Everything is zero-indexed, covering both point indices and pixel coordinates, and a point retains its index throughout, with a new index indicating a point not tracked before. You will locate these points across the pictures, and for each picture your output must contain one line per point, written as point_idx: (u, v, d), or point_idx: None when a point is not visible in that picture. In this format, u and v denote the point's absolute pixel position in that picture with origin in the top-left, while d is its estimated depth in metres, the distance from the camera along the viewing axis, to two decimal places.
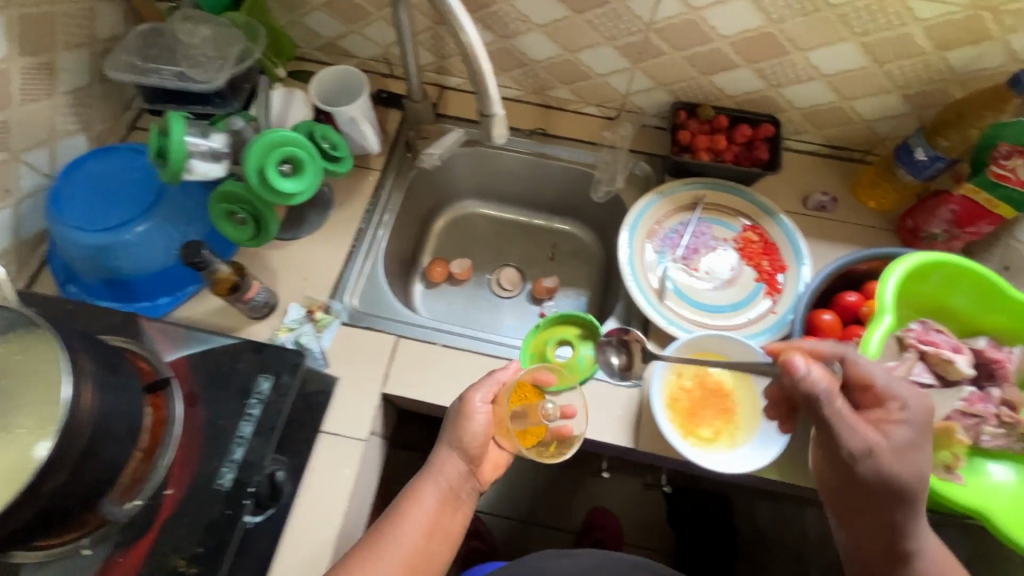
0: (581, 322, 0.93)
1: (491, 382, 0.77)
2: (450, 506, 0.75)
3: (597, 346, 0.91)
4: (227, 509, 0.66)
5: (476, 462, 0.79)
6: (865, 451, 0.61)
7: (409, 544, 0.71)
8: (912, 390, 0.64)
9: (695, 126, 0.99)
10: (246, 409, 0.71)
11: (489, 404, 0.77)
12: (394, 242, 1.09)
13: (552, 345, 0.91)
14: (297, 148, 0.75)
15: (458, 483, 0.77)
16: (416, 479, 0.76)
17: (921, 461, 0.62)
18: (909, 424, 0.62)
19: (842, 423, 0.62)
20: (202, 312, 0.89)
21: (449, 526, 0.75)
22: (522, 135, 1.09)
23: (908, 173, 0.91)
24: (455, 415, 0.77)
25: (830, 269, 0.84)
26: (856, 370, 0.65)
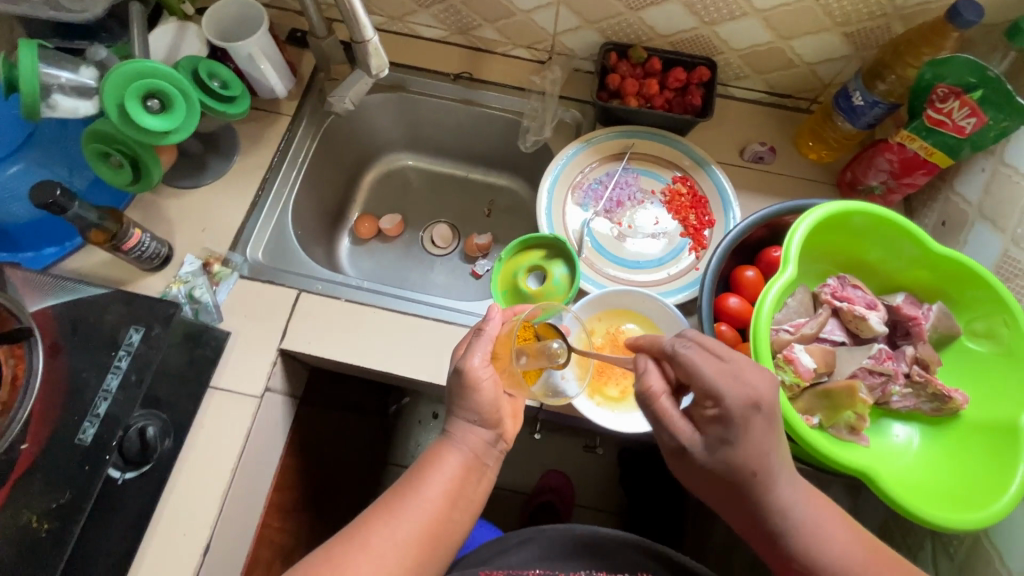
0: (545, 246, 0.87)
1: (483, 342, 0.69)
2: (474, 473, 0.68)
3: (569, 263, 0.85)
4: (86, 464, 0.63)
5: (499, 427, 0.71)
6: (685, 446, 0.57)
7: (427, 513, 0.62)
8: (734, 384, 0.54)
9: (626, 69, 0.91)
10: (113, 362, 0.67)
11: (489, 363, 0.69)
12: (311, 194, 1.03)
13: (523, 274, 0.86)
14: (164, 82, 0.69)
15: (483, 450, 0.69)
16: (437, 444, 0.69)
17: (741, 454, 0.55)
18: (725, 423, 0.54)
19: (662, 422, 0.58)
20: (90, 265, 0.83)
21: (472, 494, 0.67)
22: (447, 80, 1.02)
23: (847, 120, 0.85)
24: (460, 381, 0.68)
25: (762, 216, 0.75)
26: (682, 369, 0.56)
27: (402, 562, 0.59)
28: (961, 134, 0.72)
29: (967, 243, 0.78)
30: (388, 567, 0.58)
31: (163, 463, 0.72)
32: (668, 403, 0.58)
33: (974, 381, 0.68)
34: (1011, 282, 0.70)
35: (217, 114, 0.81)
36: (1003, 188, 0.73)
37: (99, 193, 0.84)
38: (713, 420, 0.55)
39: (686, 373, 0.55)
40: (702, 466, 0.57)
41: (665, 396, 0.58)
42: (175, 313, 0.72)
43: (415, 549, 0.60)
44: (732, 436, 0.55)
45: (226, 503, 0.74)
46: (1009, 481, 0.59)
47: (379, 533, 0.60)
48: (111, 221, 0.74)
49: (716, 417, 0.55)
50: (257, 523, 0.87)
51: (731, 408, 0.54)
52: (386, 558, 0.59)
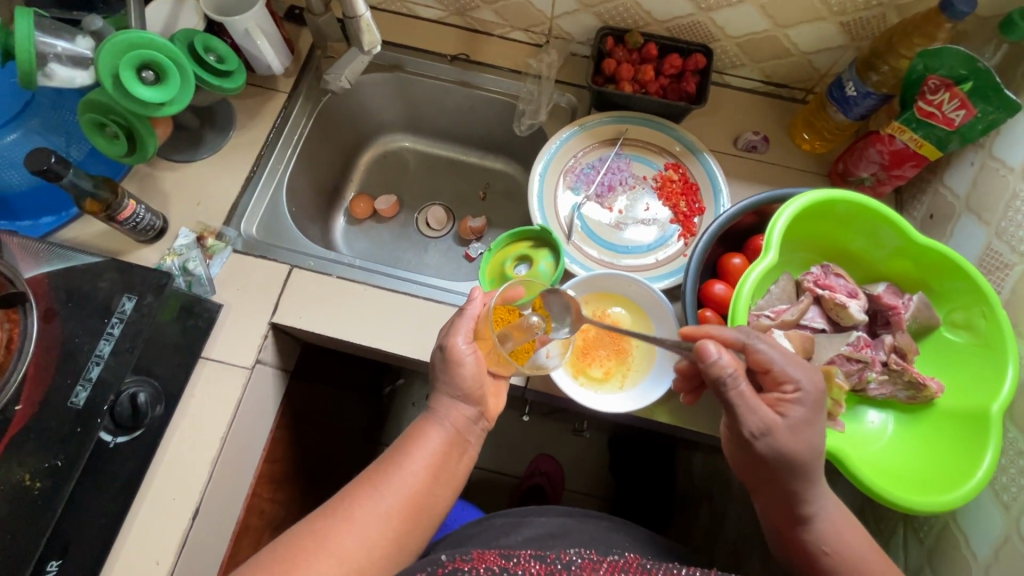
0: (531, 236, 0.89)
1: (465, 321, 0.70)
2: (457, 449, 0.68)
3: (555, 251, 0.86)
4: (78, 427, 0.64)
5: (481, 404, 0.71)
6: (765, 429, 0.56)
7: (410, 486, 0.63)
8: (809, 369, 0.58)
9: (622, 54, 0.91)
10: (105, 328, 0.69)
11: (472, 341, 0.69)
12: (307, 172, 1.04)
13: (510, 264, 0.87)
14: (158, 52, 0.70)
15: (465, 426, 0.69)
16: (419, 422, 0.69)
17: (815, 435, 0.57)
18: (804, 403, 0.57)
19: (742, 406, 0.56)
20: (88, 235, 0.84)
21: (455, 470, 0.67)
22: (444, 61, 1.02)
23: (840, 111, 0.86)
24: (443, 358, 0.69)
25: (751, 204, 0.76)
26: (759, 357, 0.59)
27: (385, 534, 0.59)
28: (949, 126, 0.72)
29: (953, 236, 0.79)
30: (370, 538, 0.58)
31: (153, 431, 0.74)
32: (747, 387, 0.57)
33: (948, 370, 0.69)
34: (992, 275, 0.71)
35: (213, 88, 0.82)
36: (990, 182, 0.73)
37: (97, 164, 0.85)
38: (794, 402, 0.57)
39: (766, 361, 0.58)
40: (782, 451, 0.56)
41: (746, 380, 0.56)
42: (167, 284, 0.73)
43: (397, 521, 0.60)
44: (809, 416, 0.57)
45: (215, 470, 0.76)
46: (974, 465, 0.60)
47: (362, 504, 0.60)
48: (105, 190, 0.75)
49: (800, 400, 0.57)
50: (248, 492, 0.89)
51: (808, 389, 0.57)
52: (369, 529, 0.59)
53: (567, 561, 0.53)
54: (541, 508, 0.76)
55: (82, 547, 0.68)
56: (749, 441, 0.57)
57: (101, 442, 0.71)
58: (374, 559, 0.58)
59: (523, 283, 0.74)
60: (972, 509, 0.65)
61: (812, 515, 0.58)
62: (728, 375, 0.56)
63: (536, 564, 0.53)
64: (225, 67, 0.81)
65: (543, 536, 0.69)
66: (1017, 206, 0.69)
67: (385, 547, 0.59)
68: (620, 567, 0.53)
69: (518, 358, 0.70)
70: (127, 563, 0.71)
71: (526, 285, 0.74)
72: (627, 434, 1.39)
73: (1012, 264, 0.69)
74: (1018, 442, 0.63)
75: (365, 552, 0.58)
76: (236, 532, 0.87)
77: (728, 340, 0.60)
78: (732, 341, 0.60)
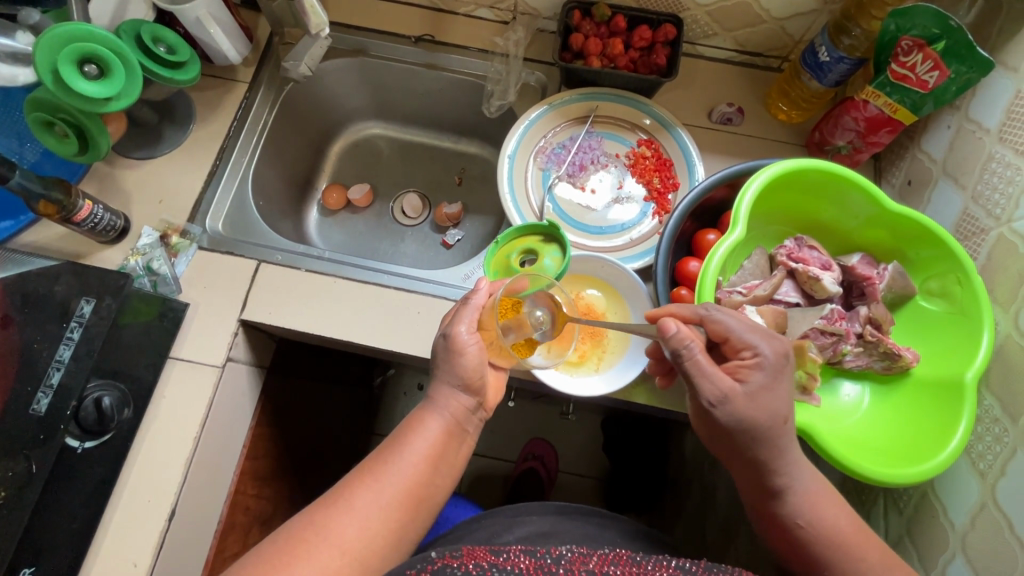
0: (541, 231, 0.81)
1: (469, 311, 0.66)
2: (455, 439, 0.65)
3: (562, 247, 0.79)
4: (40, 433, 0.64)
5: (480, 394, 0.68)
6: (722, 397, 0.54)
7: (408, 476, 0.60)
8: (769, 336, 0.56)
9: (589, 28, 0.88)
10: (65, 333, 0.67)
11: (475, 331, 0.66)
12: (274, 165, 1.01)
13: (516, 258, 0.80)
14: (99, 45, 0.67)
15: (464, 416, 0.66)
16: (416, 412, 0.66)
17: (776, 401, 0.55)
18: (763, 368, 0.55)
19: (695, 374, 0.54)
20: (48, 238, 0.82)
21: (454, 459, 0.65)
22: (408, 43, 0.99)
23: (814, 77, 0.83)
24: (446, 346, 0.66)
25: (722, 177, 0.74)
26: (718, 327, 0.57)
27: (386, 525, 0.57)
28: (923, 89, 0.70)
29: (930, 203, 0.77)
30: (371, 529, 0.56)
31: (121, 437, 0.72)
32: (703, 354, 0.54)
33: (924, 340, 0.69)
34: (969, 241, 0.69)
35: (166, 81, 0.79)
36: (965, 145, 0.71)
37: (51, 164, 0.84)
38: (753, 369, 0.55)
39: (724, 331, 0.57)
40: (740, 416, 0.54)
41: (701, 347, 0.54)
42: (126, 284, 0.72)
43: (398, 511, 0.58)
44: (770, 381, 0.55)
45: (191, 469, 0.76)
46: (948, 434, 0.60)
47: (362, 495, 0.57)
48: (58, 191, 0.73)
49: (760, 365, 0.55)
50: (231, 490, 0.88)
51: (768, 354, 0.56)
52: (369, 520, 0.56)
53: (557, 556, 0.51)
54: (529, 508, 0.70)
55: (57, 552, 0.68)
56: (708, 409, 0.55)
57: (68, 448, 0.70)
58: (375, 550, 0.55)
59: (528, 275, 0.69)
60: (950, 478, 0.64)
61: (779, 487, 0.57)
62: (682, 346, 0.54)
63: (526, 559, 0.50)
64: (176, 59, 0.78)
65: (534, 536, 0.64)
66: (992, 168, 0.67)
67: (386, 538, 0.56)
68: (609, 559, 0.51)
69: (519, 352, 0.67)
70: (105, 566, 0.71)
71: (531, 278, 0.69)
72: (619, 416, 1.39)
73: (988, 229, 0.67)
74: (993, 409, 0.62)
75: (366, 543, 0.55)
76: (221, 529, 0.87)
77: (686, 316, 0.59)
78: (692, 315, 0.59)
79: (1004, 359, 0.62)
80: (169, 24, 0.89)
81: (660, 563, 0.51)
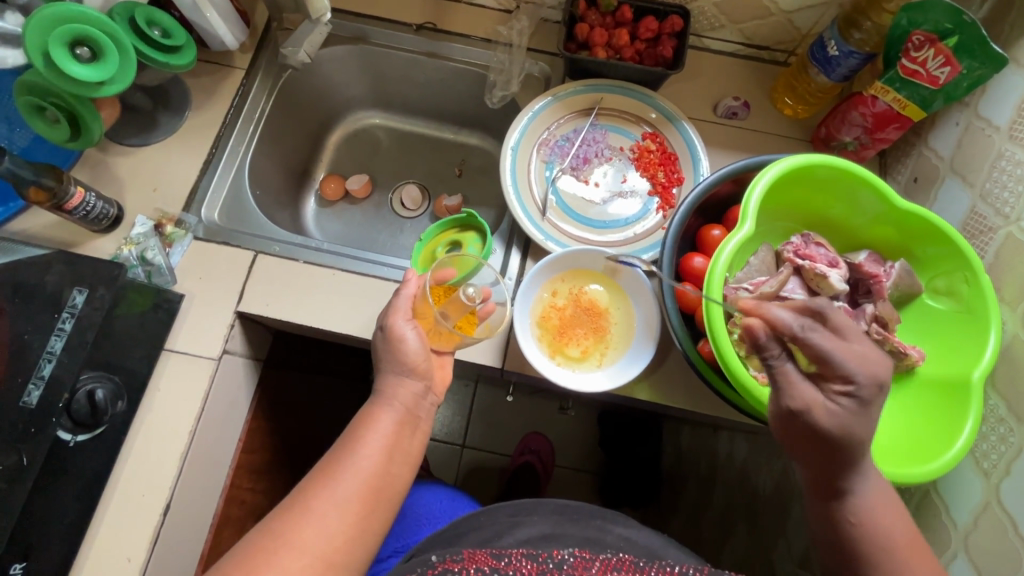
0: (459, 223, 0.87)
1: (403, 301, 0.68)
2: (408, 428, 0.64)
3: (481, 233, 0.85)
4: (31, 426, 0.62)
5: (429, 378, 0.67)
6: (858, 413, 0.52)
7: (364, 470, 0.58)
8: None
9: (595, 18, 0.86)
10: (56, 324, 0.66)
11: (412, 320, 0.67)
12: (271, 154, 0.99)
13: (441, 250, 0.86)
14: (91, 27, 0.65)
15: (415, 402, 0.65)
16: (366, 407, 0.64)
17: None
18: None
19: (788, 383, 0.53)
20: (39, 226, 0.80)
21: (410, 448, 0.63)
22: (410, 31, 0.97)
23: (822, 72, 0.82)
24: (385, 339, 0.66)
25: (729, 171, 0.73)
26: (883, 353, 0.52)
27: (345, 521, 0.55)
28: (934, 85, 0.69)
29: (937, 200, 0.76)
30: (330, 528, 0.54)
31: (114, 431, 0.71)
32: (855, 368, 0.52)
33: (931, 339, 0.68)
34: (976, 240, 0.69)
35: (161, 66, 0.77)
36: (974, 143, 0.71)
37: (41, 151, 0.81)
38: (844, 394, 0.52)
39: (819, 355, 0.51)
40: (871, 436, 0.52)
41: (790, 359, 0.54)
42: (120, 274, 0.70)
43: (356, 505, 0.56)
44: None
45: (185, 463, 0.74)
46: (954, 434, 0.59)
47: (319, 496, 0.55)
48: (49, 177, 0.70)
49: None
50: (225, 484, 0.87)
51: None
52: (327, 519, 0.54)
53: (559, 559, 0.51)
54: (528, 505, 0.68)
55: (48, 547, 0.66)
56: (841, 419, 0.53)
57: (59, 441, 0.68)
58: (338, 548, 0.53)
59: (453, 262, 0.74)
60: (953, 478, 0.64)
61: None
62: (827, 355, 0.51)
63: (528, 563, 0.50)
64: (172, 43, 0.76)
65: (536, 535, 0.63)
66: (1001, 166, 0.66)
67: (347, 535, 0.54)
68: (612, 564, 0.51)
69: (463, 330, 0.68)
70: (98, 563, 0.69)
71: (456, 264, 0.74)
72: (617, 411, 1.38)
73: (996, 228, 0.66)
74: (999, 409, 0.62)
75: (326, 542, 0.53)
76: (215, 524, 0.86)
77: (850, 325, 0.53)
78: (785, 331, 0.51)
79: (1009, 359, 0.62)
80: (163, 6, 0.86)
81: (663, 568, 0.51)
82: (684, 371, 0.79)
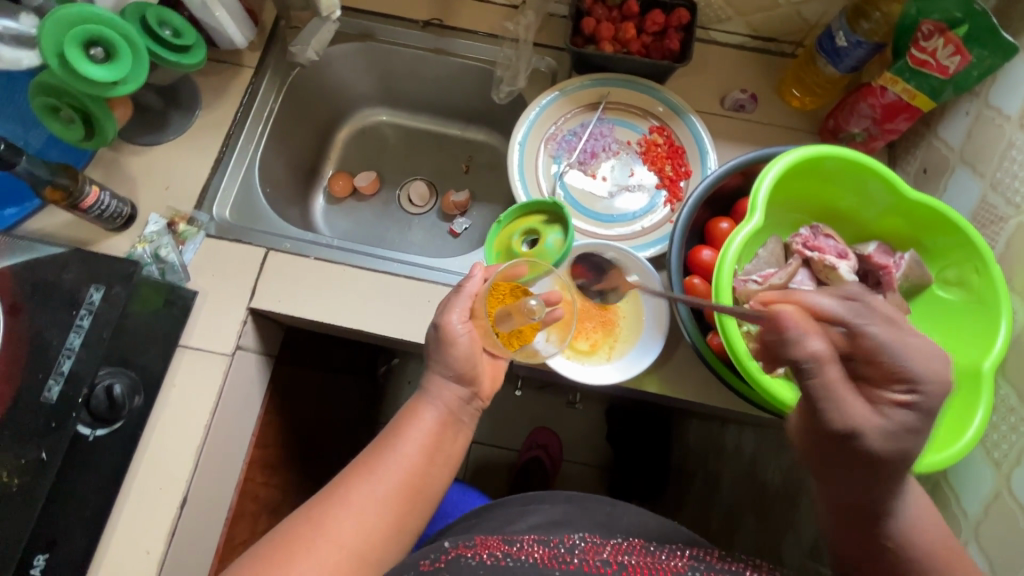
0: (542, 210, 0.82)
1: (461, 299, 0.67)
2: (451, 429, 0.64)
3: (564, 227, 0.79)
4: (52, 421, 0.63)
5: (475, 385, 0.67)
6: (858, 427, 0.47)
7: (406, 468, 0.58)
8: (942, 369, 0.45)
9: (602, 13, 0.86)
10: (74, 320, 0.67)
11: (467, 320, 0.67)
12: (280, 152, 1.00)
13: (518, 238, 0.80)
14: (104, 28, 0.66)
15: (458, 406, 0.65)
16: (410, 403, 0.65)
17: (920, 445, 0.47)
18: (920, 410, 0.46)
19: (838, 391, 0.46)
20: (54, 225, 0.81)
21: (451, 451, 0.63)
22: (417, 27, 0.98)
23: (830, 63, 0.82)
24: (437, 337, 0.66)
25: (737, 163, 0.73)
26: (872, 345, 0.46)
27: (384, 516, 0.55)
28: (944, 75, 0.69)
29: (947, 190, 0.76)
30: (368, 522, 0.54)
31: (131, 426, 0.72)
32: (838, 372, 0.47)
33: (941, 329, 0.68)
34: (986, 230, 0.69)
35: (172, 66, 0.77)
36: (985, 133, 0.70)
37: (56, 150, 0.83)
38: (904, 406, 0.46)
39: (874, 349, 0.46)
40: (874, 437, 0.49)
41: (835, 364, 0.46)
42: (135, 272, 0.72)
43: (396, 502, 0.56)
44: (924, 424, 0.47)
45: (201, 457, 0.76)
46: (964, 425, 0.59)
47: (358, 489, 0.56)
48: (65, 176, 0.72)
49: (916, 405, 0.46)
50: (240, 478, 0.88)
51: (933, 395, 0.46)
52: (367, 512, 0.55)
53: (570, 545, 0.52)
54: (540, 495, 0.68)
55: (70, 540, 0.68)
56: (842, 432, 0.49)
57: (79, 436, 0.69)
58: (375, 542, 0.54)
59: (528, 261, 0.70)
60: (963, 468, 0.64)
61: None
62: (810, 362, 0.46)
63: (540, 549, 0.51)
64: (182, 42, 0.77)
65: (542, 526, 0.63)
66: (1012, 156, 0.66)
67: (385, 530, 0.55)
68: (624, 549, 0.52)
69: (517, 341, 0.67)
70: (118, 552, 0.71)
71: (530, 265, 0.70)
72: (625, 406, 1.38)
73: (1007, 217, 0.66)
74: (1010, 399, 0.62)
75: (364, 536, 0.54)
76: (230, 518, 0.87)
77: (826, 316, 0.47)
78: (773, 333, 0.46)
79: (1020, 349, 0.62)
80: (173, 7, 0.87)
81: (675, 553, 0.52)
82: (693, 364, 0.79)
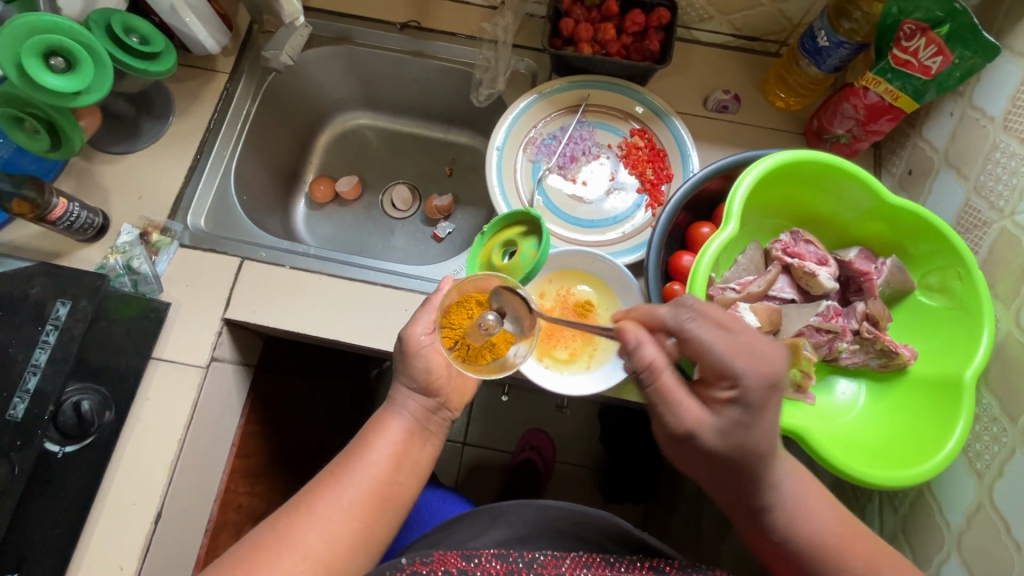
0: (524, 220, 0.78)
1: (427, 312, 0.66)
2: (418, 439, 0.63)
3: (541, 237, 0.75)
4: (17, 439, 0.62)
5: (439, 394, 0.66)
6: (700, 425, 0.52)
7: (373, 477, 0.57)
8: (753, 360, 0.50)
9: (580, 13, 0.84)
10: (40, 336, 0.66)
11: (433, 332, 0.66)
12: (257, 158, 0.99)
13: (497, 252, 0.77)
14: (64, 37, 0.65)
15: (425, 416, 0.65)
16: (378, 414, 0.64)
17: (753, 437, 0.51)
18: (742, 403, 0.50)
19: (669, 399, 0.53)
20: (24, 237, 0.80)
21: (419, 459, 0.62)
22: (393, 30, 0.96)
23: (813, 63, 0.80)
24: (402, 347, 0.65)
25: (717, 167, 0.72)
26: (693, 343, 0.51)
27: (349, 526, 0.54)
28: (926, 75, 0.67)
29: (930, 193, 0.75)
30: (333, 532, 0.53)
31: (102, 442, 0.71)
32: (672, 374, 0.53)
33: (923, 337, 0.67)
34: (969, 235, 0.68)
35: (140, 73, 0.76)
36: (969, 134, 0.69)
37: (25, 161, 0.81)
38: (730, 400, 0.51)
39: (698, 349, 0.51)
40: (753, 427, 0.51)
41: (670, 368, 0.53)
42: (103, 285, 0.70)
43: (362, 512, 0.55)
44: (749, 418, 0.50)
45: (175, 472, 0.74)
46: (944, 436, 0.58)
47: (324, 500, 0.55)
48: (30, 188, 0.71)
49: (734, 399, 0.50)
50: (221, 489, 0.88)
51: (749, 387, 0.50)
52: (333, 523, 0.54)
53: (529, 559, 0.50)
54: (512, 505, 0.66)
55: (41, 557, 0.67)
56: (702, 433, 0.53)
57: (49, 452, 0.69)
58: (339, 552, 0.53)
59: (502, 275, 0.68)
60: (945, 478, 0.63)
61: (765, 504, 0.53)
62: (646, 369, 0.54)
63: (498, 563, 0.50)
64: (149, 50, 0.75)
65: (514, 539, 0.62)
66: (995, 159, 0.65)
67: (350, 540, 0.54)
68: (580, 562, 0.51)
69: (479, 358, 0.63)
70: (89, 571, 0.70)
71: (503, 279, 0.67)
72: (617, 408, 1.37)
73: (990, 222, 0.65)
74: (992, 408, 0.60)
75: (329, 547, 0.53)
76: (209, 529, 0.86)
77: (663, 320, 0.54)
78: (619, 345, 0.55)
79: (1003, 357, 0.61)
80: (143, 13, 0.85)
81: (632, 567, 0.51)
82: None
